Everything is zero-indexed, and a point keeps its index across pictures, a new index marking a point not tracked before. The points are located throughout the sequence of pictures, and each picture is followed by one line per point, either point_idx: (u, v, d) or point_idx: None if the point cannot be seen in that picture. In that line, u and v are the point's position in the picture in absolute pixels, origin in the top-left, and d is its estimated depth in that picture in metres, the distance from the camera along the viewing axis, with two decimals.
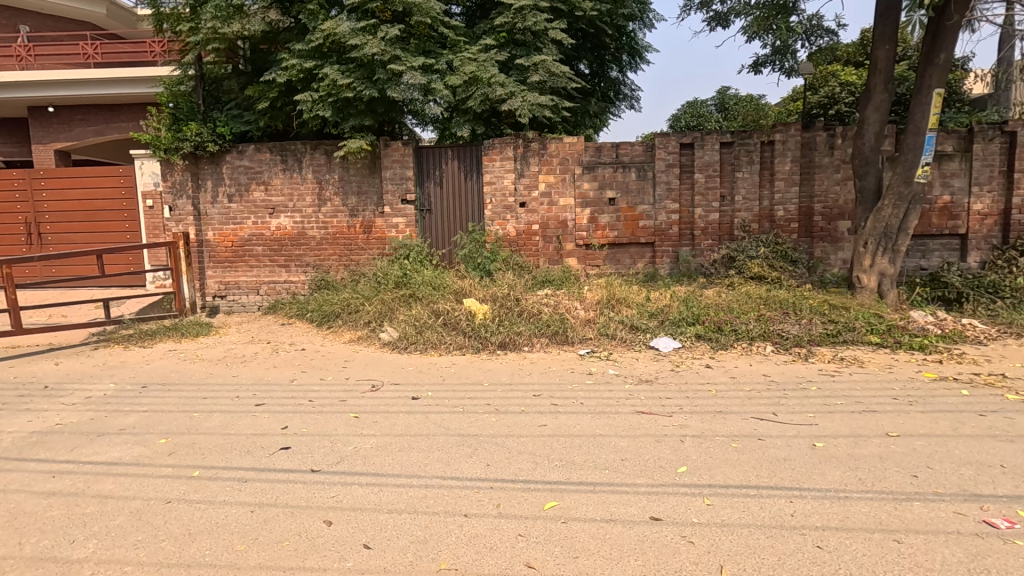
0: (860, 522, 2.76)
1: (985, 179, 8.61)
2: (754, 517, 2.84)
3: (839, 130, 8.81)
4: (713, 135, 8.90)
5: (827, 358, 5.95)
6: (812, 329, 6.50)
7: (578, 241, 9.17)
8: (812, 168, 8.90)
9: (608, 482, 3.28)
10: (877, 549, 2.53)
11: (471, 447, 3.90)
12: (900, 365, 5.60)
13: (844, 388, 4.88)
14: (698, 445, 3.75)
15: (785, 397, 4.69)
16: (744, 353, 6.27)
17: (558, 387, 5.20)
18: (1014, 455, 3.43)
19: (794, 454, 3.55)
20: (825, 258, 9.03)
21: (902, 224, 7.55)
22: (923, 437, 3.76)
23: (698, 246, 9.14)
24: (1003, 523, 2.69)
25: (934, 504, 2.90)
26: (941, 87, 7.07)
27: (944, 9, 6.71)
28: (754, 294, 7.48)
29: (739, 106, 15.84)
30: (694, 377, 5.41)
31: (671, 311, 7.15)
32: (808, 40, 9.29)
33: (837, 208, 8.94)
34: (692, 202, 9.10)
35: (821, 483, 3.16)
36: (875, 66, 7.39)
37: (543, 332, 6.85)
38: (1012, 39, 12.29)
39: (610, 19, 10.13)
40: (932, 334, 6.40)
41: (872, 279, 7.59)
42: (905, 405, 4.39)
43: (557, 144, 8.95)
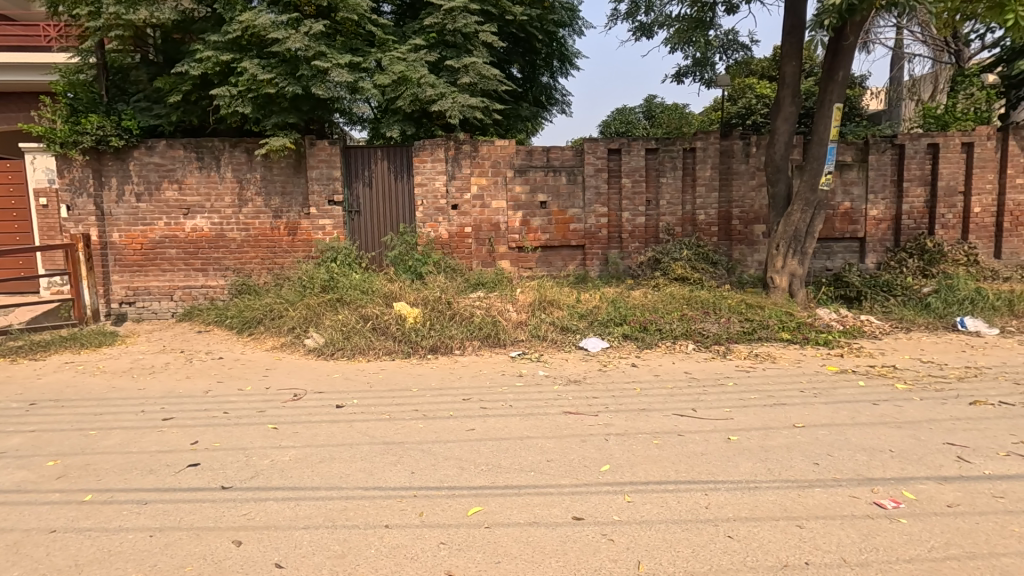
0: (768, 510, 2.91)
1: (879, 187, 9.42)
2: (671, 512, 2.94)
3: (753, 139, 9.35)
4: (639, 141, 9.21)
5: (743, 354, 6.29)
6: (730, 328, 6.86)
7: (511, 244, 9.22)
8: (730, 175, 9.40)
9: (533, 484, 3.30)
10: (782, 535, 2.68)
11: (396, 454, 3.80)
12: (807, 360, 6.00)
13: (757, 383, 5.16)
14: (622, 443, 3.84)
15: (704, 393, 4.90)
16: (667, 351, 6.51)
17: (488, 390, 5.18)
18: (901, 440, 3.75)
19: (710, 448, 3.71)
20: (742, 260, 9.56)
21: (809, 228, 8.10)
22: (825, 426, 4.03)
23: (626, 249, 9.42)
24: (891, 504, 2.93)
25: (833, 489, 3.11)
26: (840, 103, 7.65)
27: (842, 31, 7.26)
28: (677, 295, 7.78)
29: (665, 114, 16.50)
30: (620, 376, 5.55)
31: (599, 312, 7.33)
32: (725, 54, 9.81)
33: (753, 213, 9.50)
34: (619, 206, 9.37)
35: (734, 475, 3.31)
36: (784, 80, 7.90)
37: (474, 335, 6.81)
38: (902, 61, 13.60)
39: (541, 24, 10.28)
40: (835, 330, 6.91)
41: (784, 279, 8.11)
42: (810, 397, 4.70)
43: (489, 147, 8.95)
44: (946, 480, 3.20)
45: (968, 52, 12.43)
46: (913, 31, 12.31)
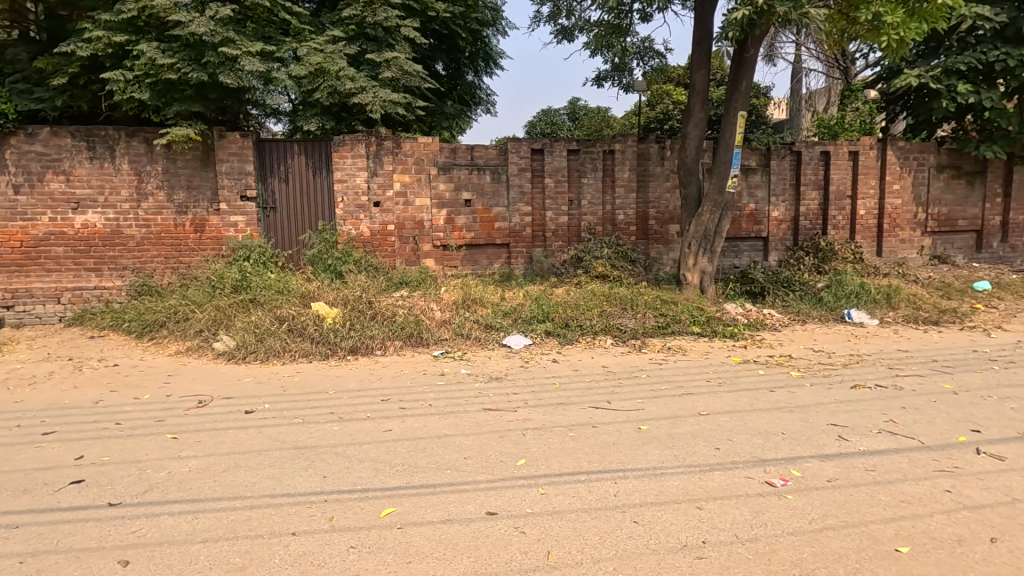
0: (671, 495, 3.07)
1: (779, 190, 10.16)
2: (582, 501, 3.02)
3: (668, 143, 9.81)
4: (561, 142, 9.40)
5: (657, 348, 6.59)
6: (646, 322, 7.17)
7: (435, 242, 9.14)
8: (647, 177, 9.81)
9: (449, 482, 3.28)
10: (682, 517, 2.84)
11: (308, 459, 3.67)
12: (714, 352, 6.38)
13: (669, 374, 5.43)
14: (538, 437, 3.91)
15: (620, 386, 5.08)
16: (588, 347, 6.70)
17: (409, 390, 5.10)
18: (791, 423, 4.07)
19: (622, 438, 3.86)
20: (659, 258, 10.00)
21: (718, 228, 8.60)
22: (726, 413, 4.31)
23: (550, 247, 9.59)
24: (779, 482, 3.18)
25: (731, 471, 3.33)
26: (744, 111, 8.17)
27: (745, 43, 7.76)
28: (598, 292, 8.01)
29: (588, 116, 16.96)
30: (541, 372, 5.64)
31: (523, 309, 7.42)
32: (642, 60, 10.20)
33: (668, 213, 9.96)
34: (543, 205, 9.52)
35: (642, 463, 3.47)
36: (694, 87, 8.34)
37: (397, 334, 6.68)
38: (800, 75, 14.75)
39: (464, 22, 10.17)
40: (741, 323, 7.40)
41: (695, 276, 8.57)
42: (715, 386, 5.00)
43: (412, 143, 8.81)
44: (827, 457, 3.50)
45: (854, 69, 13.70)
46: (809, 48, 13.41)
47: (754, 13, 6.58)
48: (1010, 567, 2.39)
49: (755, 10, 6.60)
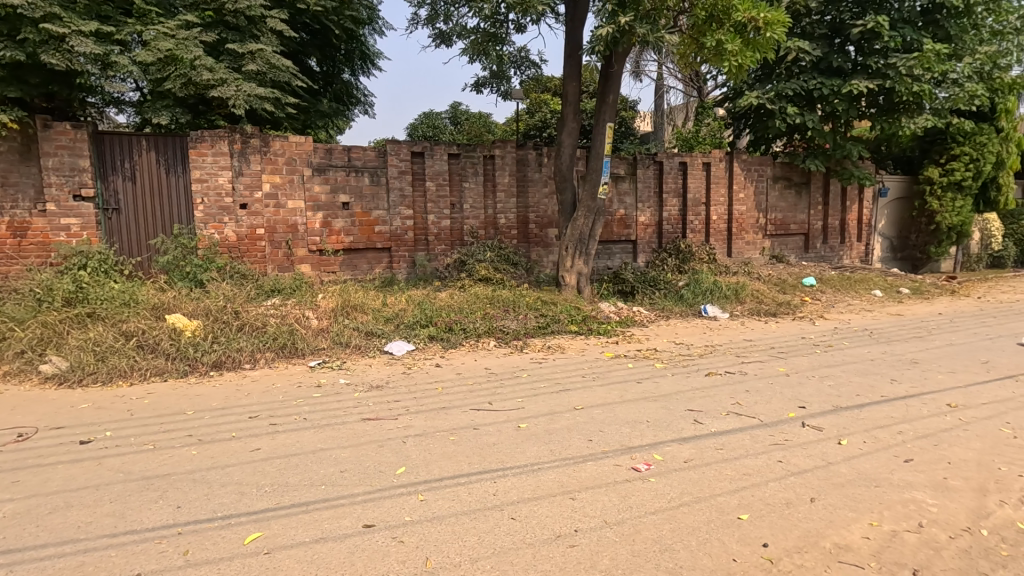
0: (547, 488, 3.19)
1: (646, 197, 11.01)
2: (461, 504, 3.04)
3: (545, 151, 10.22)
4: (441, 146, 9.37)
5: (538, 347, 6.81)
6: (527, 323, 7.38)
7: (311, 247, 8.67)
8: (526, 182, 10.13)
9: (323, 498, 3.14)
10: (558, 509, 2.96)
11: (159, 488, 3.30)
12: (590, 348, 6.75)
13: (548, 373, 5.64)
14: (419, 444, 3.87)
15: (501, 387, 5.18)
16: (471, 349, 6.74)
17: (280, 405, 4.78)
18: (655, 411, 4.42)
19: (502, 438, 3.94)
20: (539, 261, 10.35)
21: (591, 231, 9.09)
22: (599, 406, 4.57)
23: (433, 251, 9.52)
24: (643, 466, 3.44)
25: (602, 461, 3.54)
26: (612, 122, 8.74)
27: (610, 59, 8.31)
28: (481, 295, 8.11)
29: (470, 121, 17.11)
30: (424, 377, 5.58)
31: (406, 314, 7.30)
32: (519, 69, 10.51)
33: (547, 217, 10.37)
34: (425, 209, 9.43)
35: (521, 459, 3.57)
36: (566, 98, 8.77)
37: (268, 345, 6.21)
38: (663, 92, 16.09)
39: (337, 18, 9.65)
40: (613, 320, 7.91)
41: (573, 278, 8.99)
42: (590, 381, 5.29)
43: (282, 142, 8.29)
44: (684, 440, 3.85)
45: (706, 89, 15.24)
46: (669, 68, 14.70)
47: (617, 31, 7.06)
48: (824, 521, 2.81)
49: (618, 29, 7.09)
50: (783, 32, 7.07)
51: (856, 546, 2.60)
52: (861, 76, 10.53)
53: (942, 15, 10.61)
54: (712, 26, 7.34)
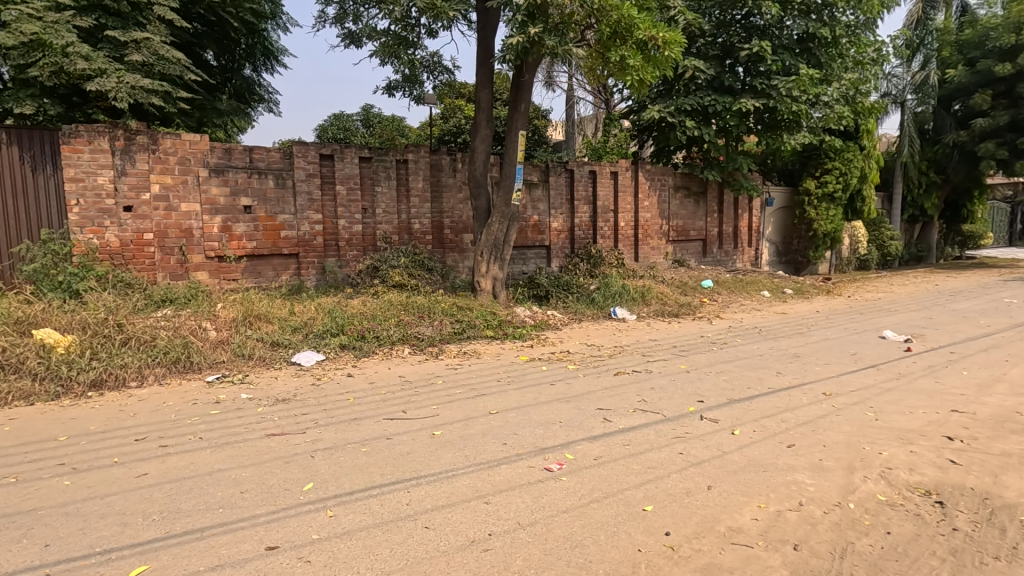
0: (461, 494, 3.19)
1: (557, 204, 11.31)
2: (374, 516, 2.96)
3: (459, 156, 10.23)
4: (352, 149, 9.10)
5: (454, 353, 6.77)
6: (442, 330, 7.32)
7: (208, 253, 8.07)
8: (440, 188, 10.08)
9: (220, 522, 2.92)
10: (472, 514, 2.96)
11: (23, 527, 2.92)
12: (505, 353, 6.82)
13: (463, 379, 5.63)
14: (329, 458, 3.71)
15: (415, 395, 5.09)
16: (385, 357, 6.56)
17: (172, 425, 4.40)
18: (567, 412, 4.55)
19: (417, 446, 3.88)
20: (454, 266, 10.32)
21: (506, 237, 9.19)
22: (513, 410, 4.62)
23: (344, 257, 9.19)
24: (555, 466, 3.53)
25: (516, 463, 3.58)
26: (524, 130, 8.92)
27: (521, 68, 8.48)
28: (395, 301, 7.96)
29: (382, 125, 16.75)
30: (334, 388, 5.37)
31: (315, 323, 6.99)
32: (431, 74, 10.46)
33: (462, 223, 10.36)
34: (335, 213, 9.10)
35: (436, 467, 3.54)
36: (479, 105, 8.83)
37: (158, 361, 5.70)
38: (574, 102, 16.65)
39: (236, 10, 9.08)
40: (528, 325, 8.05)
41: (488, 283, 9.05)
42: (505, 385, 5.34)
43: (174, 140, 7.69)
44: (594, 438, 3.99)
45: (613, 101, 15.98)
46: (579, 79, 15.24)
47: (527, 42, 7.21)
48: (719, 507, 3.02)
49: (528, 39, 7.25)
50: (680, 52, 7.63)
51: (747, 527, 2.82)
52: (749, 95, 11.50)
53: (814, 44, 11.84)
54: (616, 42, 7.71)
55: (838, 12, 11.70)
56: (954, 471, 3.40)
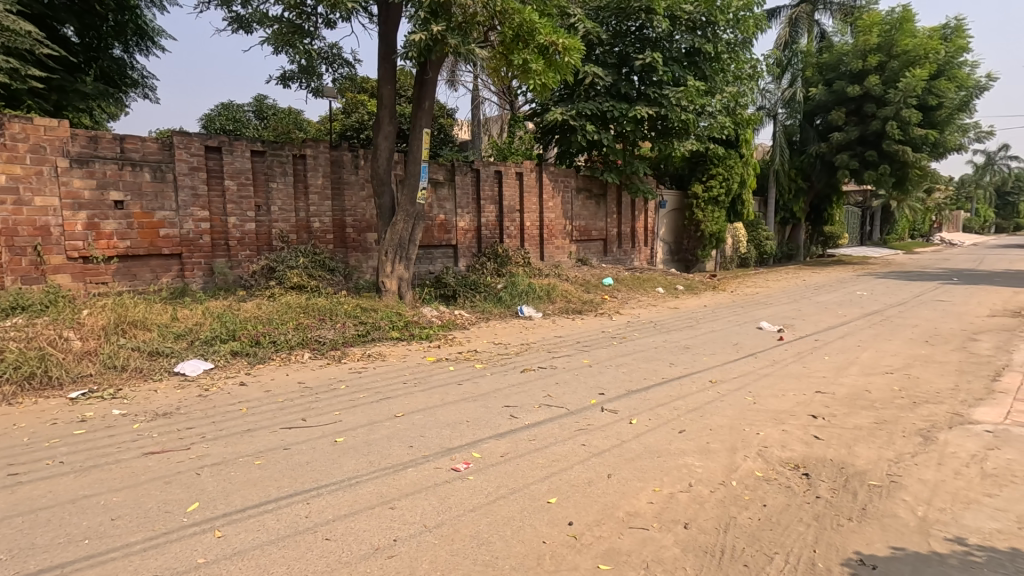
0: (365, 501, 3.08)
1: (464, 203, 11.29)
2: (268, 533, 2.78)
3: (361, 153, 9.89)
4: (242, 141, 8.49)
5: (357, 356, 6.52)
6: (345, 332, 7.05)
7: (70, 253, 7.14)
8: (341, 185, 9.70)
9: (85, 555, 2.60)
10: (376, 521, 2.88)
11: None
12: (411, 354, 6.70)
13: (367, 383, 5.44)
14: (217, 474, 3.43)
15: (315, 402, 4.85)
16: (282, 363, 6.15)
17: (26, 450, 3.85)
18: (475, 411, 4.56)
19: (317, 455, 3.70)
20: (358, 266, 9.98)
21: (411, 236, 9.04)
22: (419, 411, 4.55)
23: (235, 258, 8.55)
24: (462, 466, 3.52)
25: (422, 466, 3.53)
26: (429, 128, 8.80)
27: (424, 66, 8.37)
28: (294, 304, 7.55)
29: (277, 117, 15.82)
30: (224, 399, 4.97)
31: (202, 329, 6.46)
32: (330, 66, 10.02)
33: (365, 222, 10.05)
34: (224, 210, 8.43)
35: (338, 475, 3.40)
36: (381, 101, 8.58)
37: (7, 377, 4.96)
38: (480, 102, 16.71)
39: None
40: (435, 325, 7.97)
41: (393, 283, 8.83)
42: (412, 387, 5.24)
43: (24, 124, 6.74)
44: (501, 436, 4.03)
45: (517, 103, 16.25)
46: (484, 80, 15.34)
47: (429, 39, 7.10)
48: (618, 493, 3.17)
49: (431, 37, 7.14)
50: (579, 58, 7.91)
51: (643, 511, 2.99)
52: (643, 102, 12.17)
53: (700, 58, 12.77)
54: (518, 45, 7.83)
55: (719, 30, 12.73)
56: (817, 446, 3.82)
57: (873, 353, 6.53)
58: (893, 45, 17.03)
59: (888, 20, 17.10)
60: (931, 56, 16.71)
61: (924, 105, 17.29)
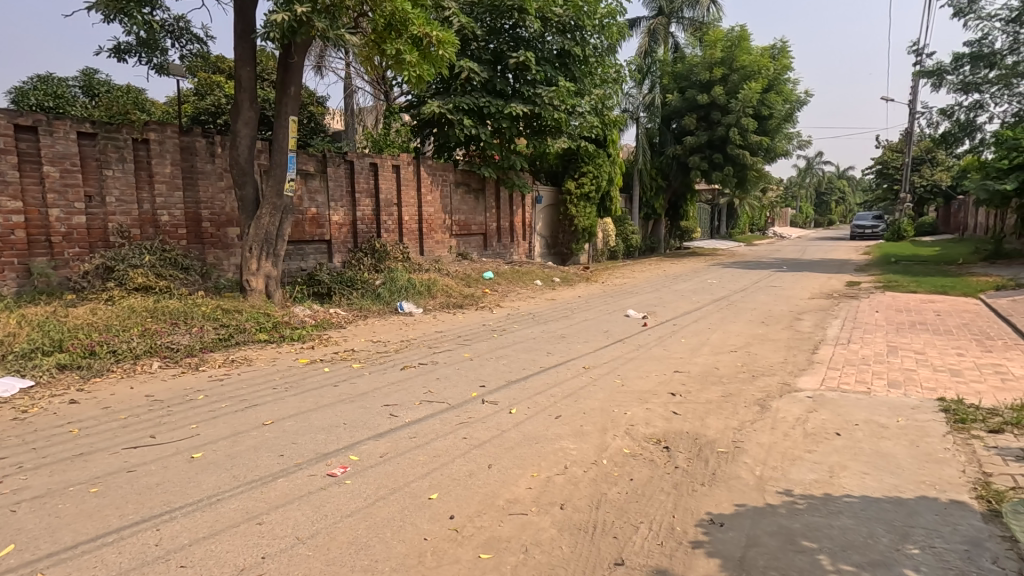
0: (228, 520, 2.83)
1: (337, 196, 10.75)
2: (110, 568, 2.45)
3: (217, 139, 9.00)
4: (66, 121, 7.32)
5: (218, 362, 5.93)
6: (204, 337, 6.39)
7: None
8: (194, 174, 8.75)
9: None
10: (241, 540, 2.65)
11: None
12: (282, 357, 6.27)
13: (230, 391, 4.98)
14: (41, 509, 2.94)
15: (167, 416, 4.34)
16: (125, 375, 5.41)
17: None
18: (352, 413, 4.37)
19: (169, 475, 3.32)
20: (218, 264, 9.10)
21: (279, 231, 8.41)
22: (291, 418, 4.27)
23: (60, 256, 7.35)
24: (339, 471, 3.36)
25: (294, 474, 3.32)
26: (296, 116, 8.24)
27: (288, 48, 7.81)
28: (138, 307, 6.70)
29: (112, 95, 13.86)
30: (49, 420, 4.27)
31: (17, 341, 5.49)
32: (176, 41, 8.98)
33: (225, 215, 9.18)
34: (44, 201, 7.20)
35: (195, 495, 3.08)
36: (240, 83, 7.85)
37: None
38: (353, 91, 16.00)
39: None
40: (308, 325, 7.52)
41: (260, 282, 8.17)
42: (282, 392, 4.90)
43: None
44: (380, 436, 3.92)
45: (393, 94, 15.82)
46: (356, 68, 14.71)
47: (294, 21, 6.62)
48: (498, 482, 3.24)
49: (295, 18, 6.66)
50: (454, 52, 7.86)
51: (522, 497, 3.08)
52: (518, 100, 12.46)
53: (570, 60, 13.37)
54: (391, 35, 7.58)
55: (586, 34, 13.40)
56: (675, 421, 4.21)
57: (721, 334, 7.34)
58: (733, 61, 19.17)
59: (729, 38, 19.19)
60: (763, 72, 19.06)
61: (759, 115, 19.67)
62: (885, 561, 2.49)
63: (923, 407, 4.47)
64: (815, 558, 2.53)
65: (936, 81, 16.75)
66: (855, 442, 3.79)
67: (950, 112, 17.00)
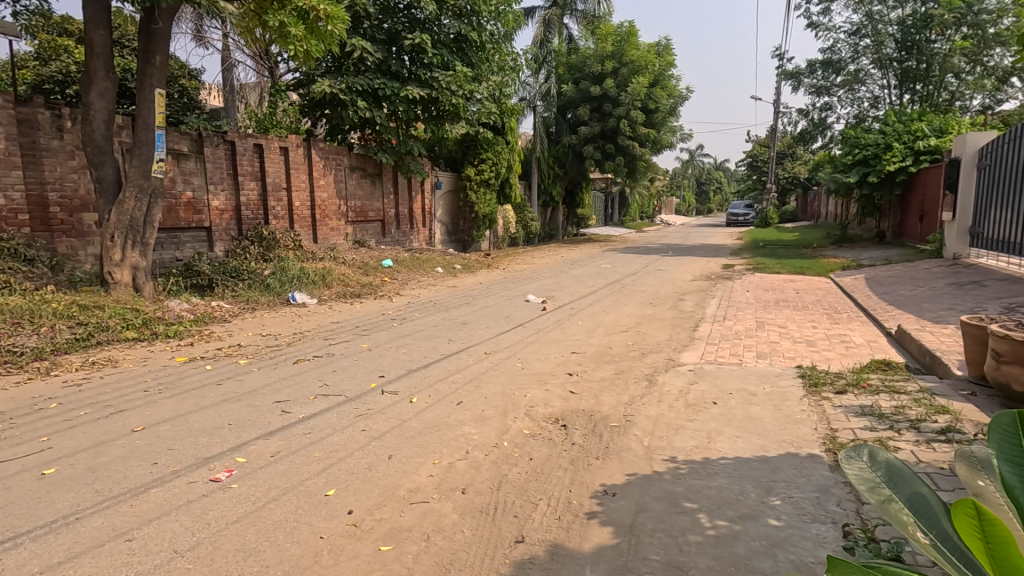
0: (90, 539, 2.53)
1: (217, 179, 9.87)
2: None
3: (65, 111, 7.88)
4: None
5: (75, 365, 5.24)
6: (55, 338, 5.61)
7: None
8: (36, 150, 7.59)
9: None
10: (107, 561, 2.38)
11: None
12: (154, 356, 5.67)
13: (90, 397, 4.42)
14: None
15: (9, 430, 3.76)
16: None
17: None
18: (238, 412, 4.07)
19: (13, 497, 2.89)
20: (72, 255, 8.01)
21: (147, 216, 7.56)
22: (165, 423, 3.88)
23: None
24: (223, 475, 3.12)
25: (170, 483, 3.04)
26: (162, 88, 7.41)
27: (151, 12, 6.98)
28: None
29: None
30: None
31: None
32: None
33: (78, 199, 8.09)
34: None
35: (47, 516, 2.71)
36: (92, 49, 6.89)
37: None
38: (232, 64, 14.69)
39: None
40: (185, 320, 6.87)
41: (125, 274, 7.29)
42: (155, 395, 4.45)
43: None
44: (270, 434, 3.69)
45: (279, 71, 14.75)
46: (235, 40, 13.52)
47: None
48: (399, 473, 3.18)
49: None
50: (344, 28, 7.42)
51: (423, 485, 3.06)
52: (414, 83, 12.14)
53: (466, 45, 13.24)
54: (272, 5, 6.98)
55: (483, 20, 13.30)
56: (572, 399, 4.38)
57: (614, 316, 7.73)
58: (623, 55, 20.07)
59: (619, 33, 20.03)
60: (650, 67, 20.16)
61: (646, 108, 20.81)
62: (753, 513, 2.78)
63: (784, 374, 5.03)
64: (695, 517, 2.75)
65: (795, 83, 18.68)
66: (729, 409, 4.19)
67: (806, 112, 19.08)
